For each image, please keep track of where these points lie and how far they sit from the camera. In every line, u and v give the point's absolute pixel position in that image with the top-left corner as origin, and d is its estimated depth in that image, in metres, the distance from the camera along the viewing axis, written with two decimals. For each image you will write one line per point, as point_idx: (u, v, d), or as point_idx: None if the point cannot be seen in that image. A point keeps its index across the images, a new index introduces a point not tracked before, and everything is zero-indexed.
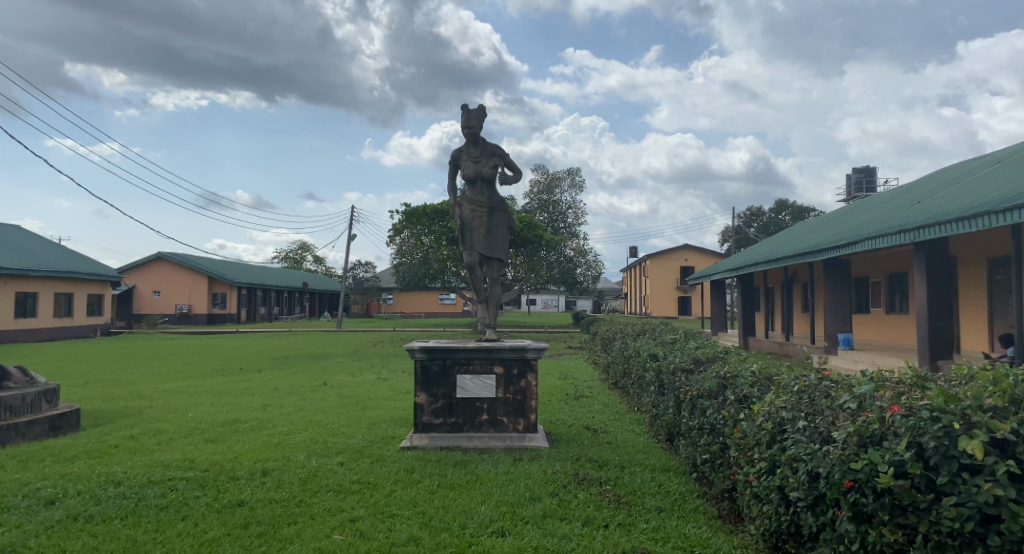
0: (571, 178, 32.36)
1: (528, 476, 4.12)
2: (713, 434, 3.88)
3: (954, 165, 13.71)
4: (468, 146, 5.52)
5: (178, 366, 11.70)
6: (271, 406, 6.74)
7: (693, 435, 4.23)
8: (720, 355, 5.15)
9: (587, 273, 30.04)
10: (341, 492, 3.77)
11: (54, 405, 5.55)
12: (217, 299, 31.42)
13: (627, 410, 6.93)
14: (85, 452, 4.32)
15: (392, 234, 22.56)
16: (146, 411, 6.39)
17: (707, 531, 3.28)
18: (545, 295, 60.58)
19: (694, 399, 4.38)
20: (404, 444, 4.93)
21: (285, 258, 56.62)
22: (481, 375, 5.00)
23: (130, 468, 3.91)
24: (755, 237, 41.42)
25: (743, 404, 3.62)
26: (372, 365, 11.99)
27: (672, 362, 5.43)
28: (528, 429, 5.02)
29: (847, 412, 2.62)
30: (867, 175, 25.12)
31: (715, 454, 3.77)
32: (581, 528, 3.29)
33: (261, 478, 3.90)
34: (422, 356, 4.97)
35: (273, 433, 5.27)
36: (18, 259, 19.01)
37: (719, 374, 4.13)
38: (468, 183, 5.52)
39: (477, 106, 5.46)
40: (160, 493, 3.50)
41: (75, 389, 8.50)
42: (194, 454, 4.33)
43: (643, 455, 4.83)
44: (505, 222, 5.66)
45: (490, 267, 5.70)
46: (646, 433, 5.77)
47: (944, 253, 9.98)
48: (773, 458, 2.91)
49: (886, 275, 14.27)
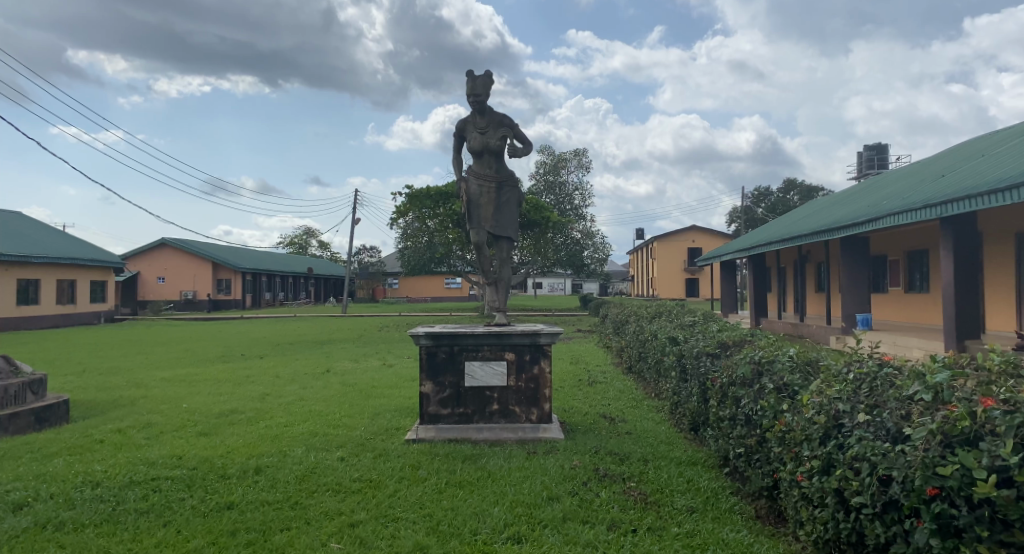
0: (577, 159, 31.79)
1: (544, 472, 3.78)
2: (749, 425, 3.53)
3: (978, 138, 13.18)
4: (474, 116, 5.12)
5: (178, 353, 11.44)
6: (271, 395, 6.45)
7: (723, 427, 3.88)
8: (748, 339, 4.80)
9: (595, 256, 30.32)
10: (340, 492, 3.45)
11: (41, 396, 5.26)
12: (222, 285, 31.24)
13: (643, 396, 6.62)
14: (68, 448, 4.01)
15: (395, 217, 22.15)
16: (140, 401, 6.11)
17: (747, 536, 2.94)
18: (551, 279, 60.33)
19: (723, 387, 4.03)
20: (409, 436, 4.59)
21: (291, 244, 56.65)
22: (491, 362, 4.66)
23: (110, 466, 3.60)
24: (763, 217, 40.80)
25: (786, 395, 3.27)
26: (377, 350, 11.74)
27: (695, 346, 5.08)
28: (542, 420, 4.68)
29: (922, 408, 2.26)
30: (879, 152, 24.49)
31: (752, 448, 3.42)
32: (607, 533, 2.95)
33: (253, 477, 3.58)
34: (427, 342, 4.62)
35: (270, 425, 4.97)
36: (18, 246, 18.64)
37: (753, 358, 3.78)
38: (474, 156, 5.14)
39: (483, 72, 5.04)
40: (141, 495, 3.18)
41: (70, 378, 8.23)
42: (184, 450, 4.02)
43: (665, 447, 4.49)
44: (515, 197, 5.26)
45: (499, 247, 5.31)
46: (667, 422, 5.43)
47: (971, 229, 9.53)
48: (827, 456, 2.56)
49: (905, 253, 13.82)
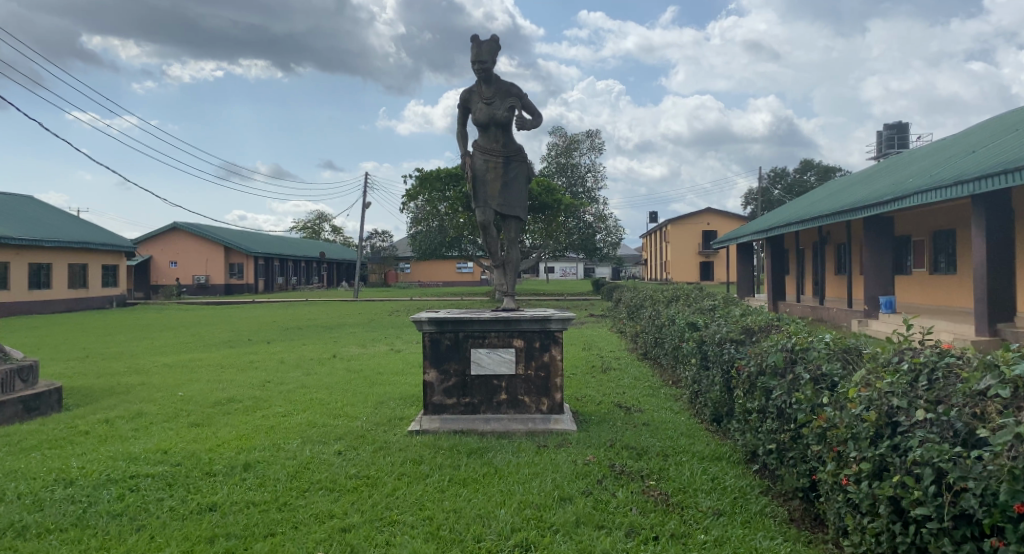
0: (590, 141, 31.23)
1: (555, 469, 3.49)
2: (781, 419, 3.20)
3: (1011, 112, 12.55)
4: (480, 86, 4.75)
5: (184, 338, 11.28)
6: (271, 383, 6.23)
7: (751, 420, 3.56)
8: (775, 324, 4.47)
9: (607, 240, 29.89)
10: (334, 490, 3.18)
11: (32, 383, 5.04)
12: (234, 269, 31.27)
13: (661, 383, 6.30)
14: (49, 441, 3.78)
15: (405, 200, 21.86)
16: (138, 388, 5.91)
17: (782, 543, 2.63)
18: (563, 262, 60.08)
19: (750, 376, 3.69)
20: (411, 427, 4.32)
21: (304, 228, 56.80)
22: (499, 350, 4.36)
23: (88, 461, 3.35)
24: (779, 199, 40.08)
25: (825, 387, 2.94)
26: (386, 335, 11.53)
27: (717, 332, 4.76)
28: (553, 411, 4.38)
29: (1001, 406, 1.91)
30: (899, 131, 23.77)
31: (785, 445, 3.09)
32: (626, 541, 2.65)
33: (241, 474, 3.32)
34: (430, 328, 4.33)
35: (265, 415, 4.72)
36: (29, 230, 18.59)
37: (784, 346, 3.44)
38: (480, 129, 4.79)
39: (489, 37, 4.66)
40: (116, 495, 2.93)
41: (72, 363, 8.08)
42: (171, 443, 3.78)
43: (686, 440, 4.18)
44: (523, 172, 4.90)
45: (507, 227, 4.97)
46: (686, 412, 5.12)
47: (1005, 207, 9.02)
48: (880, 459, 2.22)
49: (930, 233, 13.28)
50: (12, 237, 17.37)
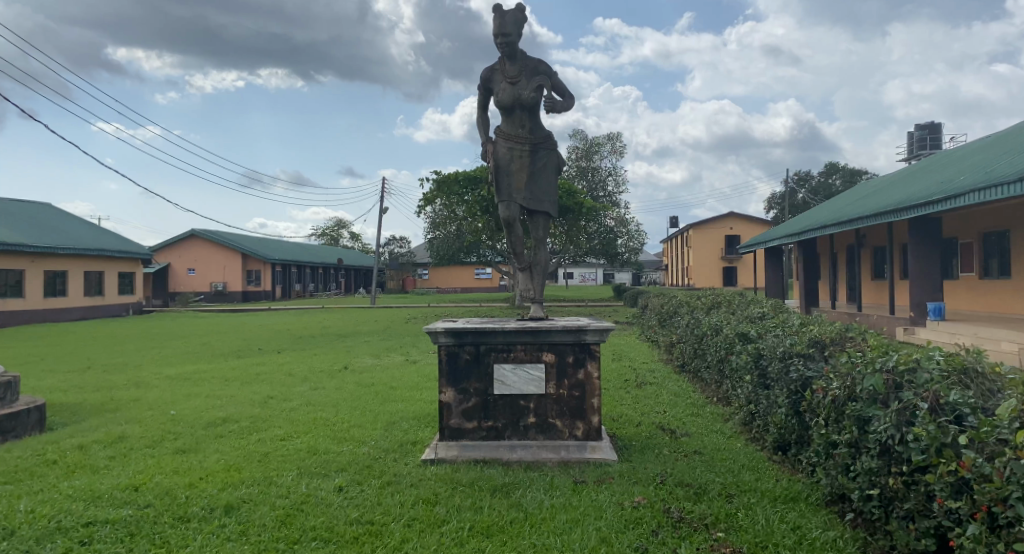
0: (611, 144, 30.51)
1: (599, 515, 2.86)
2: (886, 458, 2.53)
3: None
4: (503, 63, 4.18)
5: (193, 347, 10.84)
6: (274, 399, 5.68)
7: (838, 456, 2.88)
8: (848, 337, 3.83)
9: (629, 245, 28.85)
10: (330, 542, 2.60)
11: (10, 402, 4.53)
12: (252, 276, 31.15)
13: (704, 401, 5.64)
14: (8, 473, 3.28)
15: (423, 205, 21.43)
16: (130, 406, 5.41)
17: None
18: (582, 268, 59.45)
19: (835, 402, 3.02)
20: (426, 455, 3.74)
21: (321, 236, 56.84)
22: (526, 366, 3.76)
23: (40, 503, 2.82)
24: (805, 201, 38.89)
25: (950, 421, 2.28)
26: (401, 344, 11.00)
27: (778, 344, 4.10)
28: (590, 437, 3.76)
29: None
30: (932, 131, 22.76)
31: (894, 493, 2.44)
32: None
33: (220, 520, 2.76)
34: (447, 341, 3.76)
35: (261, 439, 4.16)
36: (45, 238, 18.43)
37: (882, 366, 2.76)
38: (504, 113, 4.21)
39: (514, 6, 4.09)
40: (62, 550, 2.39)
41: (70, 375, 7.64)
42: (146, 476, 3.24)
43: (749, 474, 3.53)
44: (554, 162, 4.31)
45: (535, 225, 4.37)
46: (741, 437, 4.46)
47: None
48: None
49: (979, 235, 12.44)
50: (27, 245, 17.20)
